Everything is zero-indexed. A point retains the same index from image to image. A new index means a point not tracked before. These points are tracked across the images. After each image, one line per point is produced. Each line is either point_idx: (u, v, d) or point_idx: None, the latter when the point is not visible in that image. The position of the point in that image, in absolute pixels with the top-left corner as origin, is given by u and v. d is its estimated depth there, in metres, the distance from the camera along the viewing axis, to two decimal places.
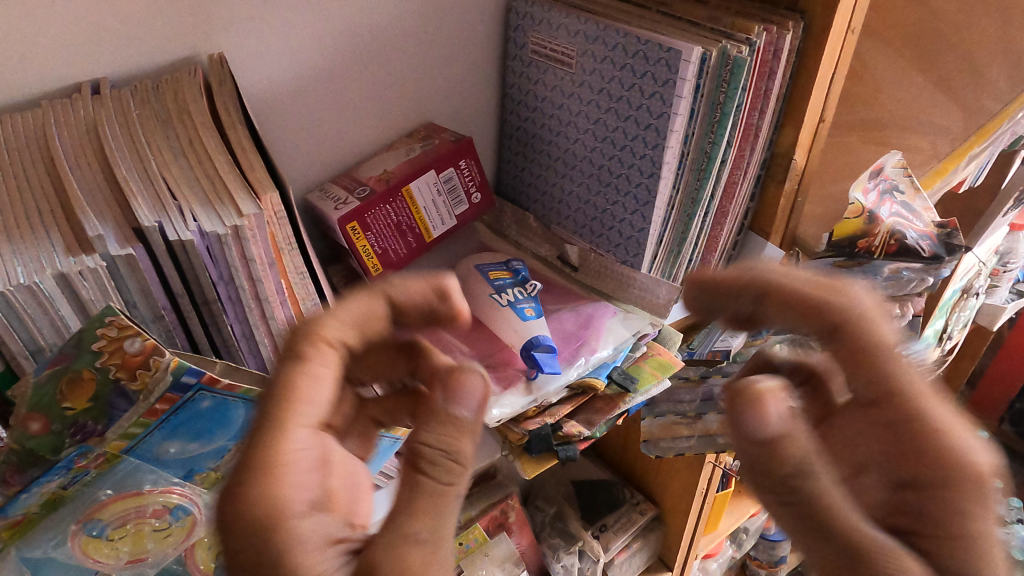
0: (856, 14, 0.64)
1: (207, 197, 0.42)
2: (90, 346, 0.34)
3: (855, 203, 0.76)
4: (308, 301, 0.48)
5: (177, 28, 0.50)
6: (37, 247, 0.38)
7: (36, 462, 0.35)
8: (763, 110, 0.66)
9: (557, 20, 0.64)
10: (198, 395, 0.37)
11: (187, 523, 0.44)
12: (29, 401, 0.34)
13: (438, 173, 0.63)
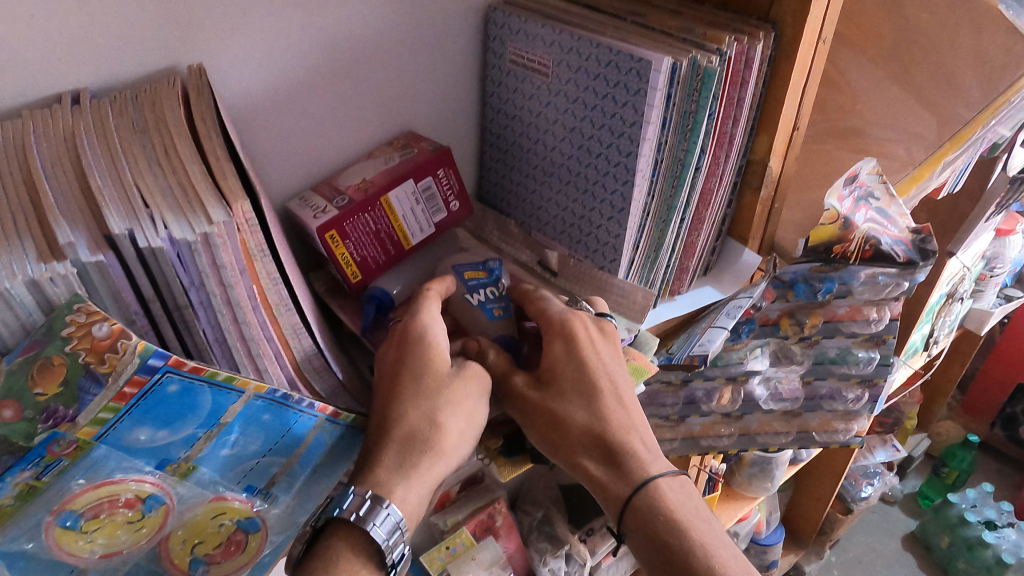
0: (826, 24, 0.66)
1: (179, 204, 0.44)
2: (60, 332, 0.39)
3: (832, 209, 0.74)
4: (283, 306, 0.49)
5: (157, 40, 0.51)
6: (11, 254, 0.39)
7: (9, 449, 0.38)
8: (736, 119, 0.67)
9: (533, 30, 0.65)
10: (165, 378, 0.41)
11: (160, 513, 0.45)
12: (2, 387, 0.37)
13: (416, 182, 0.63)
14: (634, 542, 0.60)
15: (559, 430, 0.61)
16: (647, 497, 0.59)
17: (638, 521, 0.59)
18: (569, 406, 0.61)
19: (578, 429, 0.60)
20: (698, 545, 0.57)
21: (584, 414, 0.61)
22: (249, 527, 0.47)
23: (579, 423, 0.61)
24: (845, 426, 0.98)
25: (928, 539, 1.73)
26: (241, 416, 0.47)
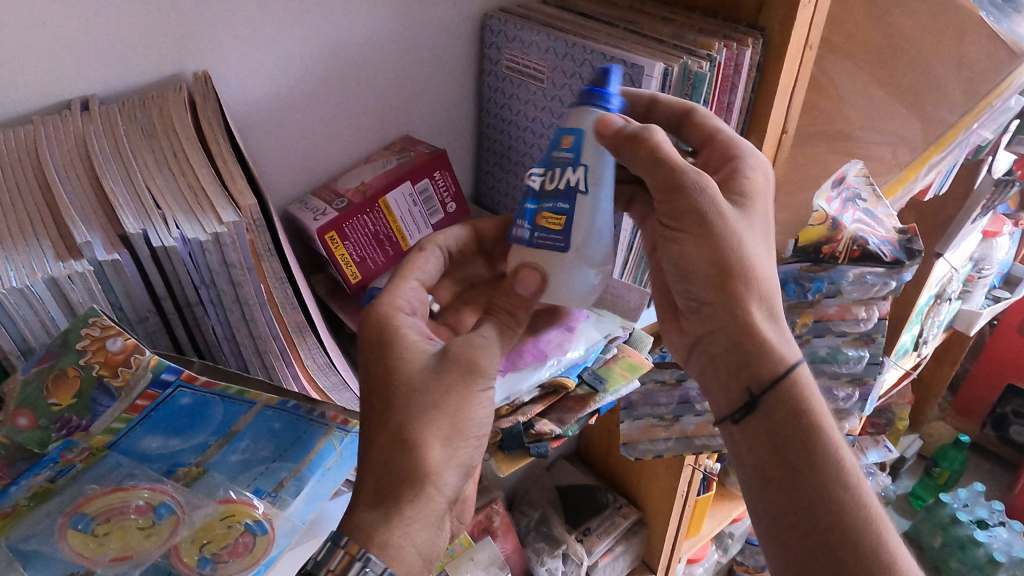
0: (812, 30, 0.68)
1: (191, 204, 0.45)
2: (75, 345, 0.36)
3: (820, 210, 0.78)
4: (288, 304, 0.50)
5: (163, 47, 0.53)
6: (27, 253, 0.40)
7: (25, 456, 0.38)
8: (726, 122, 0.69)
9: (529, 37, 0.67)
10: (177, 392, 0.40)
11: (170, 521, 0.47)
12: (16, 399, 0.36)
13: (413, 184, 0.65)
14: (756, 421, 0.55)
15: (725, 264, 0.53)
16: (801, 391, 0.54)
17: (789, 397, 0.54)
18: (750, 246, 0.54)
19: (747, 271, 0.54)
20: (834, 465, 0.53)
21: (762, 258, 0.55)
22: (256, 529, 0.49)
23: (761, 271, 0.54)
24: (835, 424, 0.99)
25: (922, 538, 1.74)
26: (253, 425, 0.46)
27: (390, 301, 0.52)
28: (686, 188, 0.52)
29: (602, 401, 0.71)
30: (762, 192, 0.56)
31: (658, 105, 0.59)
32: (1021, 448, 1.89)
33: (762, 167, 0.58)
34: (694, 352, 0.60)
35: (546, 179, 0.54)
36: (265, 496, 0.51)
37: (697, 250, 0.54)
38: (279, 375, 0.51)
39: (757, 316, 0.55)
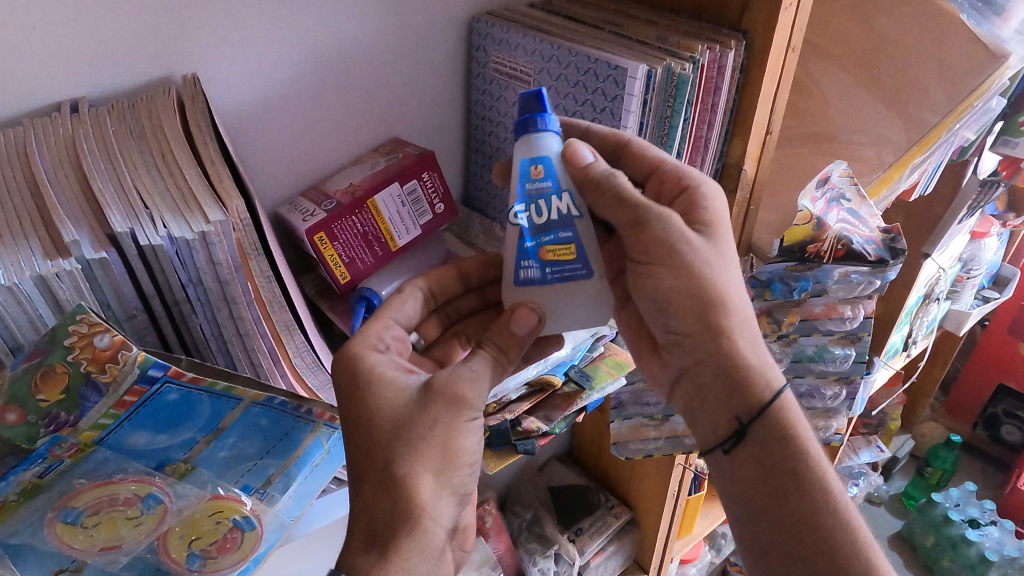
0: (795, 31, 0.69)
1: (179, 204, 0.46)
2: (62, 342, 0.36)
3: (804, 210, 0.78)
4: (276, 303, 0.51)
5: (152, 50, 0.53)
6: (17, 251, 0.41)
7: (12, 450, 0.38)
8: (711, 123, 0.70)
9: (515, 39, 0.68)
10: (164, 387, 0.41)
11: (158, 511, 0.47)
12: (5, 394, 0.36)
13: (401, 185, 0.66)
14: (747, 449, 0.57)
15: (702, 298, 0.54)
16: (785, 416, 0.57)
17: (777, 421, 0.56)
18: (722, 277, 0.54)
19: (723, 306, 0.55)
20: (821, 490, 0.56)
21: (734, 287, 0.55)
22: (244, 525, 0.50)
23: (733, 297, 0.55)
24: (824, 423, 1.00)
25: (914, 538, 1.75)
26: (240, 423, 0.47)
27: (362, 341, 0.52)
28: (652, 225, 0.52)
29: (589, 398, 0.73)
30: (723, 219, 0.56)
31: (592, 134, 0.59)
32: (1012, 448, 1.90)
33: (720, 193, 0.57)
34: (679, 385, 0.61)
35: (532, 215, 0.53)
36: (253, 493, 0.52)
37: (673, 286, 0.54)
38: (268, 373, 0.52)
39: (738, 345, 0.56)
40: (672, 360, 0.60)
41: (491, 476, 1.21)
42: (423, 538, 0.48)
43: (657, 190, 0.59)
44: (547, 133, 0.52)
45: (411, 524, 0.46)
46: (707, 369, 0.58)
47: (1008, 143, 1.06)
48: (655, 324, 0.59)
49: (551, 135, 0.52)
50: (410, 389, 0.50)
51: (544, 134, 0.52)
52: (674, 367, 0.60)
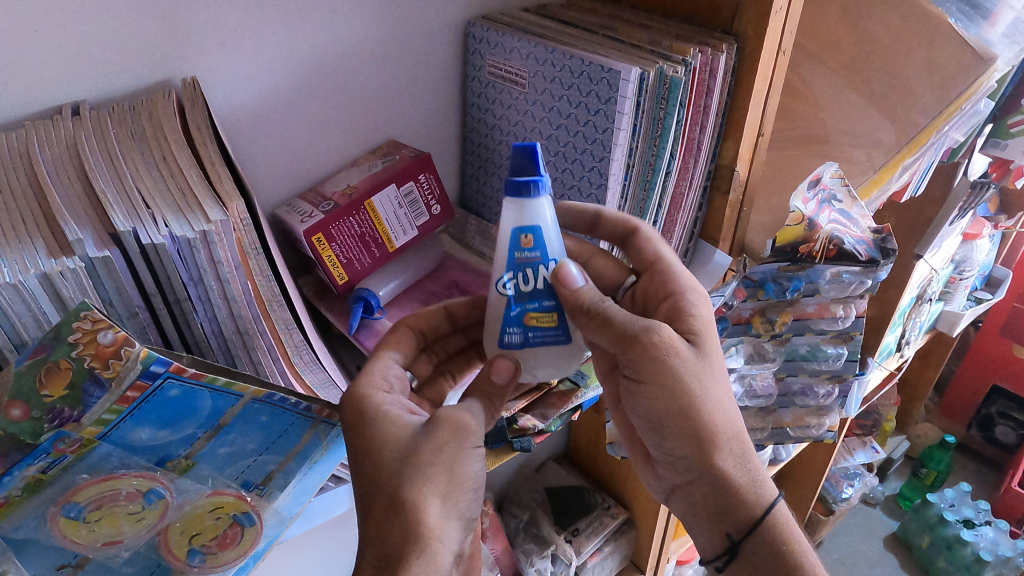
0: (785, 34, 0.70)
1: (179, 203, 0.47)
2: (68, 339, 0.37)
3: (797, 212, 0.78)
4: (275, 302, 0.52)
5: (152, 54, 0.54)
6: (21, 249, 0.41)
7: (17, 445, 0.39)
8: (703, 125, 0.71)
9: (510, 43, 0.69)
10: (166, 383, 0.41)
11: (159, 506, 0.48)
12: (9, 390, 0.37)
13: (398, 187, 0.67)
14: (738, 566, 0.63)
15: (690, 415, 0.57)
16: (777, 520, 0.62)
17: (767, 538, 0.61)
18: (710, 391, 0.57)
19: (713, 426, 0.58)
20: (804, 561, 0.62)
21: (722, 404, 0.58)
22: (244, 521, 0.52)
23: (721, 409, 0.58)
24: (817, 420, 1.02)
25: (910, 538, 1.75)
26: (241, 418, 0.48)
27: (365, 385, 0.52)
28: (642, 339, 0.54)
29: (584, 397, 0.74)
30: (711, 326, 0.59)
31: (603, 220, 0.64)
32: (1007, 449, 1.91)
33: (707, 297, 0.60)
34: (674, 496, 0.66)
35: (518, 283, 0.54)
36: (253, 488, 0.52)
37: (662, 402, 0.57)
38: (267, 371, 0.53)
39: (727, 462, 0.60)
40: (666, 472, 0.65)
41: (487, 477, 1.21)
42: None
43: (652, 287, 0.63)
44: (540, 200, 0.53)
45: (409, 535, 0.46)
46: (700, 493, 0.63)
47: (998, 145, 1.08)
48: (649, 439, 0.63)
49: (542, 199, 0.53)
50: (414, 424, 0.50)
51: (537, 200, 0.53)
52: (667, 481, 0.65)
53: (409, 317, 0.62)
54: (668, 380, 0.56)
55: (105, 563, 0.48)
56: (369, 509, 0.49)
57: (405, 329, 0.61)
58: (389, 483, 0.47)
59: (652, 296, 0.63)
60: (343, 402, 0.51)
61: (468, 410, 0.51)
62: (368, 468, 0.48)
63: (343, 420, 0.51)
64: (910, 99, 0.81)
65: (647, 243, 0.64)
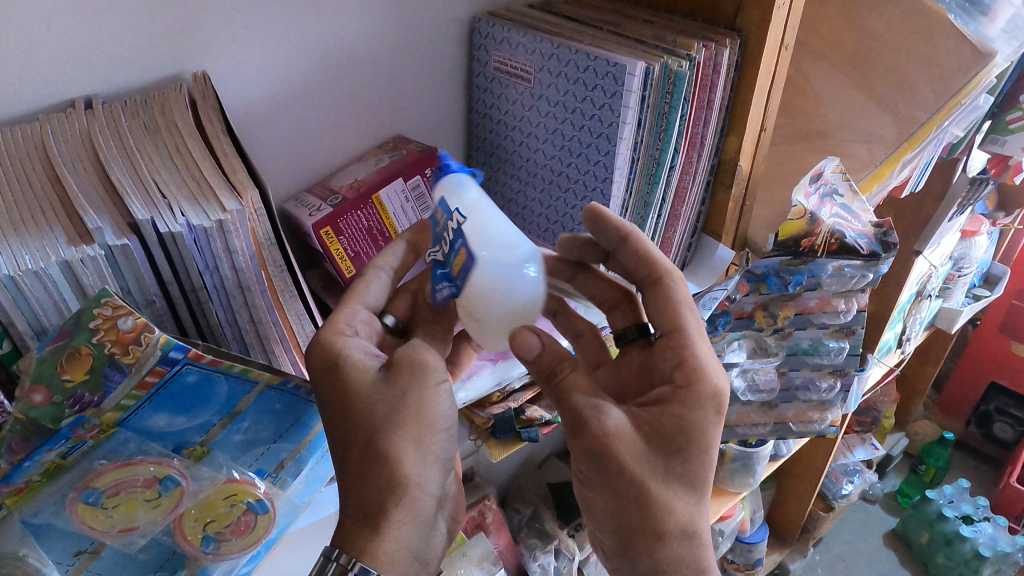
0: (788, 30, 0.71)
1: (194, 194, 0.48)
2: (88, 325, 0.39)
3: (798, 205, 0.78)
4: (287, 291, 0.53)
5: (164, 48, 0.54)
6: (42, 238, 0.43)
7: (37, 432, 0.41)
8: (706, 120, 0.72)
9: (516, 38, 0.69)
10: (184, 369, 0.44)
11: (175, 494, 0.50)
12: (33, 375, 0.39)
13: (406, 181, 0.67)
14: None
15: (635, 510, 0.52)
16: None
17: None
18: (666, 501, 0.52)
19: (650, 523, 0.52)
20: None
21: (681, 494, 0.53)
22: (258, 508, 0.52)
23: (671, 522, 0.53)
24: (819, 416, 1.03)
25: (909, 534, 1.75)
26: (256, 406, 0.50)
27: (330, 328, 0.51)
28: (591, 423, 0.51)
29: None
30: (708, 437, 0.53)
31: (628, 247, 0.58)
32: (1005, 445, 1.92)
33: (720, 395, 0.54)
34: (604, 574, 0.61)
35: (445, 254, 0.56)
36: (266, 476, 0.54)
37: (608, 501, 0.53)
38: (279, 360, 0.54)
39: (666, 558, 0.53)
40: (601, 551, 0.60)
41: (488, 473, 1.21)
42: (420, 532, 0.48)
43: (663, 350, 0.58)
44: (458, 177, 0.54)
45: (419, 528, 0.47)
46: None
47: (996, 141, 1.08)
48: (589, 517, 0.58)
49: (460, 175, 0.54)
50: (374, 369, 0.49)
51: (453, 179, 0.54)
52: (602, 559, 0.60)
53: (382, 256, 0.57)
54: (627, 485, 0.52)
55: (124, 548, 0.49)
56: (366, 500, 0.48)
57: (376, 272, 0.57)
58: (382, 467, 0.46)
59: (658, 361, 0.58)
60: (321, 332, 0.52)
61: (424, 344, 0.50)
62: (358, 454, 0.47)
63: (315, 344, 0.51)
64: (910, 95, 0.81)
65: (673, 305, 0.58)
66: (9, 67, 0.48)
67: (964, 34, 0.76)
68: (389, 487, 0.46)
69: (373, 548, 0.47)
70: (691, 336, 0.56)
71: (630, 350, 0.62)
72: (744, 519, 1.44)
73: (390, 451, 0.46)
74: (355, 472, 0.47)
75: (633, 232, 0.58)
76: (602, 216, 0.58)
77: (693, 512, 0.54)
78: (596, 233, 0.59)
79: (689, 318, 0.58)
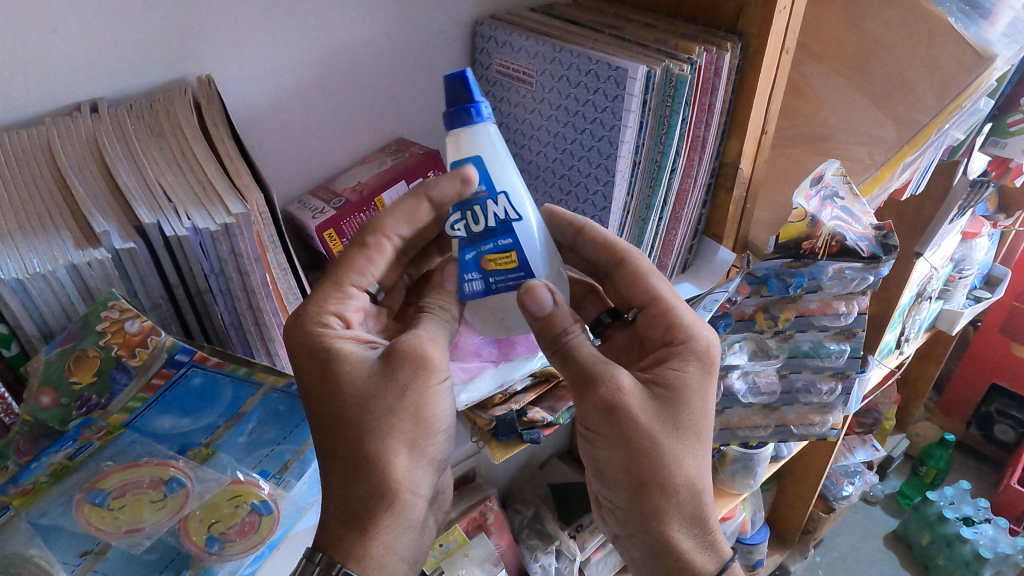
0: (789, 34, 0.71)
1: (199, 197, 0.48)
2: (95, 328, 0.41)
3: (798, 208, 0.79)
4: (291, 294, 0.54)
5: (168, 52, 0.55)
6: (49, 241, 0.43)
7: (45, 431, 0.43)
8: (708, 123, 0.72)
9: (518, 42, 0.70)
10: (190, 371, 0.46)
11: (181, 495, 0.50)
12: (41, 376, 0.41)
13: (407, 184, 0.68)
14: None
15: (643, 465, 0.51)
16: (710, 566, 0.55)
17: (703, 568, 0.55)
18: (673, 459, 0.52)
19: (658, 477, 0.52)
20: None
21: (684, 446, 0.52)
22: (262, 509, 0.52)
23: (682, 478, 0.52)
24: (820, 418, 1.03)
25: (910, 536, 1.75)
26: (260, 407, 0.52)
27: (318, 314, 0.51)
28: (597, 384, 0.51)
29: None
30: (702, 393, 0.53)
31: (584, 237, 0.61)
32: (1006, 447, 1.92)
33: (710, 350, 0.55)
34: (616, 539, 0.60)
35: (469, 223, 0.53)
36: (270, 478, 0.54)
37: (617, 459, 0.52)
38: (282, 361, 0.54)
39: (674, 506, 0.53)
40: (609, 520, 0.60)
41: (489, 474, 1.22)
42: (412, 536, 0.48)
43: (648, 320, 0.58)
44: (479, 124, 0.51)
45: (401, 532, 0.47)
46: (632, 545, 0.57)
47: (997, 144, 1.09)
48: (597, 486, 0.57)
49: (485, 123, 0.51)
50: (370, 360, 0.49)
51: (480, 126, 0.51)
52: (612, 528, 0.60)
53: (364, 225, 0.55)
54: (639, 437, 0.51)
55: (128, 552, 0.48)
56: (346, 506, 0.47)
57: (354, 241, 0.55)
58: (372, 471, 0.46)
59: (647, 332, 0.59)
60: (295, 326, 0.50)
61: (430, 341, 0.50)
62: (346, 460, 0.46)
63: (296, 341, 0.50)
64: (911, 97, 0.81)
65: (640, 276, 0.59)
66: (14, 71, 0.48)
67: (965, 38, 0.76)
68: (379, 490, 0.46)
69: (364, 551, 0.45)
70: (672, 299, 0.57)
71: (612, 333, 0.64)
72: (745, 520, 1.45)
73: (381, 454, 0.46)
74: (346, 481, 0.46)
75: (562, 305, 0.53)
76: (529, 290, 0.52)
77: (698, 458, 0.53)
78: (554, 228, 0.62)
79: (661, 284, 0.59)
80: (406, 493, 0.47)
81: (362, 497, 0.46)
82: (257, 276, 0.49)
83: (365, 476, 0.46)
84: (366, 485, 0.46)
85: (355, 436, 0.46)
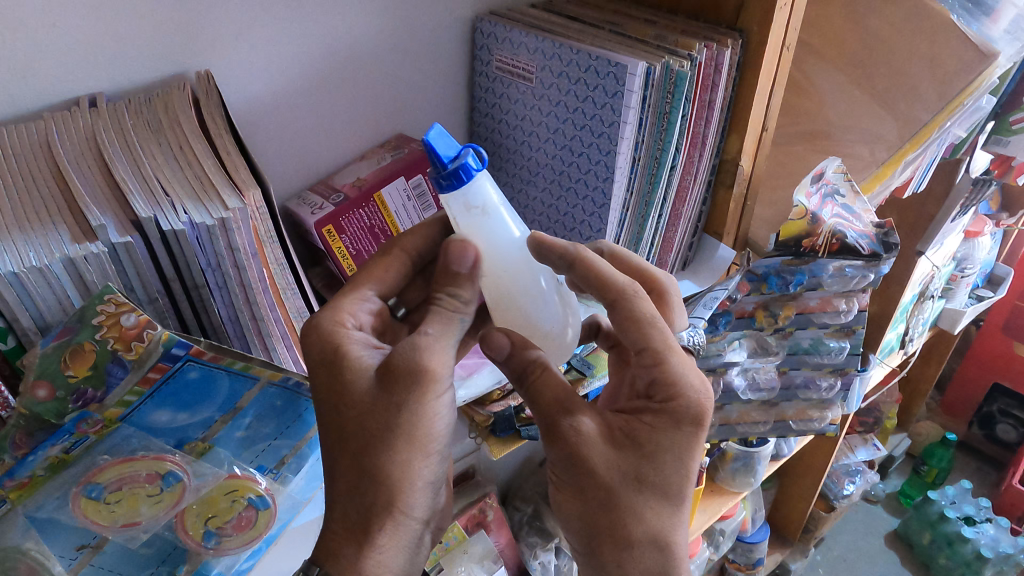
0: (789, 31, 0.71)
1: (196, 192, 0.48)
2: (91, 321, 0.41)
3: (799, 205, 0.79)
4: (288, 288, 0.55)
5: (167, 47, 0.55)
6: (46, 236, 0.43)
7: (41, 426, 0.43)
8: (708, 120, 0.72)
9: (518, 38, 0.69)
10: (186, 366, 0.45)
11: (177, 489, 0.51)
12: (37, 370, 0.41)
13: (407, 180, 0.68)
14: None
15: (599, 516, 0.51)
16: None
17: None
18: (630, 516, 0.51)
19: (612, 530, 0.51)
20: None
21: (646, 503, 0.51)
22: (259, 504, 0.54)
23: (639, 533, 0.51)
24: (819, 414, 1.03)
25: (911, 535, 1.75)
26: (256, 403, 0.51)
27: (333, 319, 0.50)
28: (560, 429, 0.51)
29: (589, 386, 0.76)
30: (674, 453, 0.51)
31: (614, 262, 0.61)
32: (1007, 447, 1.92)
33: (698, 411, 0.51)
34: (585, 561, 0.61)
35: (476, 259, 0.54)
36: (267, 473, 0.55)
37: (575, 503, 0.52)
38: (280, 356, 0.54)
39: (633, 561, 0.51)
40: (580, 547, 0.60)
41: (489, 472, 1.21)
42: (408, 534, 0.48)
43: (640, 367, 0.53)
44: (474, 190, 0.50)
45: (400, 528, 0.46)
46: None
47: (999, 142, 1.08)
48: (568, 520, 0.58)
49: (475, 186, 0.49)
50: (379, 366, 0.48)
51: (472, 193, 0.50)
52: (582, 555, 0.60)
53: (406, 237, 0.55)
54: (592, 489, 0.51)
55: (125, 545, 0.50)
56: (346, 501, 0.47)
57: (401, 253, 0.55)
58: (370, 467, 0.46)
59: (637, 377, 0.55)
60: (308, 334, 0.50)
61: (438, 348, 0.47)
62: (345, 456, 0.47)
63: (309, 346, 0.50)
64: (912, 95, 0.81)
65: (637, 322, 0.51)
66: (13, 67, 0.48)
67: (967, 34, 0.76)
68: (377, 486, 0.46)
69: (363, 544, 0.46)
70: (666, 350, 0.51)
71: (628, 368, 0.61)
72: (745, 518, 1.44)
73: (378, 451, 0.46)
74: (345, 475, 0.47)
75: (522, 344, 0.53)
76: (486, 335, 0.53)
77: (662, 513, 0.51)
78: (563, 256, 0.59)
79: (658, 332, 0.51)
80: (404, 488, 0.47)
81: (360, 491, 0.46)
82: (255, 270, 0.49)
83: (363, 471, 0.46)
84: (365, 482, 0.46)
85: (354, 432, 0.46)
